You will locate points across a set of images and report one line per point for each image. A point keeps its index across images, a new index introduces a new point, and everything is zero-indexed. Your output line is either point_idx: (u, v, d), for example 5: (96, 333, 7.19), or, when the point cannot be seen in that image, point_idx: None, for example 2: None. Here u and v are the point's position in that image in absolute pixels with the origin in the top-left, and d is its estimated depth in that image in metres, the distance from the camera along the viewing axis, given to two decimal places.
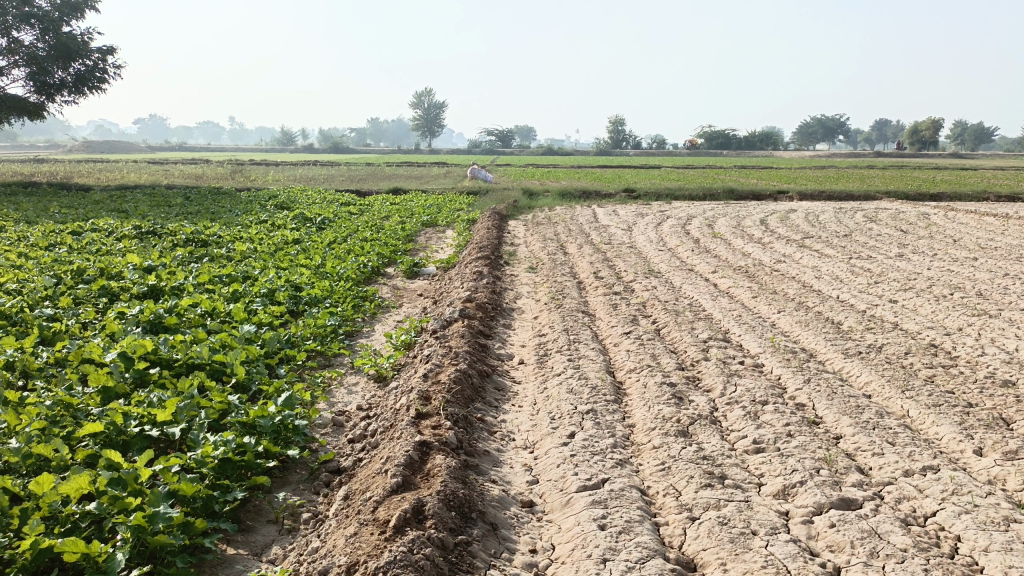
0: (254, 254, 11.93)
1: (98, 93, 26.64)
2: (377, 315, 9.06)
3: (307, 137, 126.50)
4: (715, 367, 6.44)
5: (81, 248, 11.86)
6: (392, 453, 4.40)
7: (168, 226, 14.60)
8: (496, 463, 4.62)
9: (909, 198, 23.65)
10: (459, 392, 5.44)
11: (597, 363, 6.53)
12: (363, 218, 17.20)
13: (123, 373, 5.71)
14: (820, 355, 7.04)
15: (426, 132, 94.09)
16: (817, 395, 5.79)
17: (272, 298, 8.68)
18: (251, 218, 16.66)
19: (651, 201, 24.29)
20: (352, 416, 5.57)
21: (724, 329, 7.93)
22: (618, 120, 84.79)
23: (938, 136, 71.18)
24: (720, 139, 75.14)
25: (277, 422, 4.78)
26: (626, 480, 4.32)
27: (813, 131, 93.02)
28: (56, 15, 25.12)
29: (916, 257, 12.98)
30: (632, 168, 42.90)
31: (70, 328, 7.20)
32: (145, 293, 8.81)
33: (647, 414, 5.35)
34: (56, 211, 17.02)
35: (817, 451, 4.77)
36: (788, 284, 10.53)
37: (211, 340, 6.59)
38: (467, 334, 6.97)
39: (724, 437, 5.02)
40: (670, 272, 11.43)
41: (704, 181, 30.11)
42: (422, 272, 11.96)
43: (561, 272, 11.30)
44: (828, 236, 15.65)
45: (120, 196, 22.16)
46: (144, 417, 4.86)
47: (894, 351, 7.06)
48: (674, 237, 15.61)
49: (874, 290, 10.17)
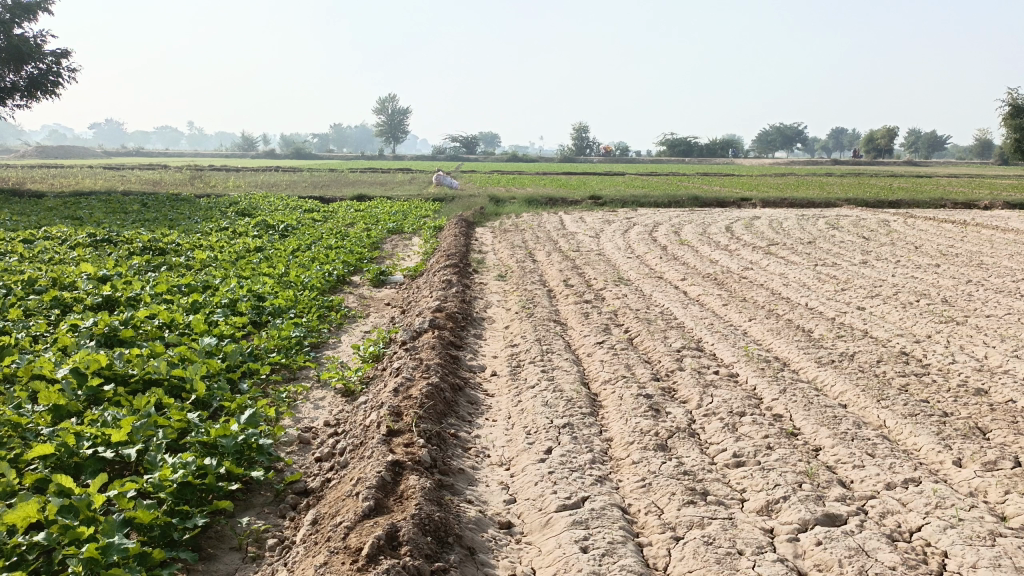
0: (215, 263, 11.58)
1: (53, 97, 25.92)
2: (343, 325, 8.84)
3: (269, 142, 124.86)
4: (690, 377, 6.35)
5: (33, 257, 11.41)
6: (362, 474, 4.20)
7: (125, 234, 14.16)
8: (471, 482, 4.45)
9: (868, 205, 24.00)
10: (431, 407, 5.26)
11: (571, 374, 6.39)
12: (328, 226, 16.90)
13: (75, 391, 5.42)
14: (793, 364, 7.00)
15: (390, 137, 93.69)
16: (794, 406, 5.72)
17: (234, 308, 8.41)
18: (211, 225, 16.26)
19: (617, 207, 24.31)
20: (319, 433, 5.36)
21: (697, 338, 7.85)
22: (582, 127, 85.12)
23: (894, 144, 72.82)
24: (682, 146, 75.89)
25: (240, 441, 4.55)
26: (607, 498, 4.18)
27: (773, 139, 94.70)
28: (8, 17, 24.37)
29: (879, 263, 13.10)
30: (597, 174, 43.15)
31: (20, 342, 6.86)
32: (99, 304, 8.47)
33: (624, 427, 5.23)
34: (7, 219, 16.43)
35: (798, 465, 4.68)
36: (757, 291, 10.52)
37: (170, 354, 6.31)
38: (438, 346, 6.78)
39: (704, 451, 4.91)
40: (640, 280, 11.37)
41: (668, 188, 30.28)
42: (389, 281, 11.73)
43: (531, 280, 11.17)
44: (793, 243, 15.76)
45: (74, 203, 21.50)
46: (98, 438, 4.59)
47: (867, 360, 7.04)
48: (642, 244, 15.59)
49: (841, 297, 10.20)
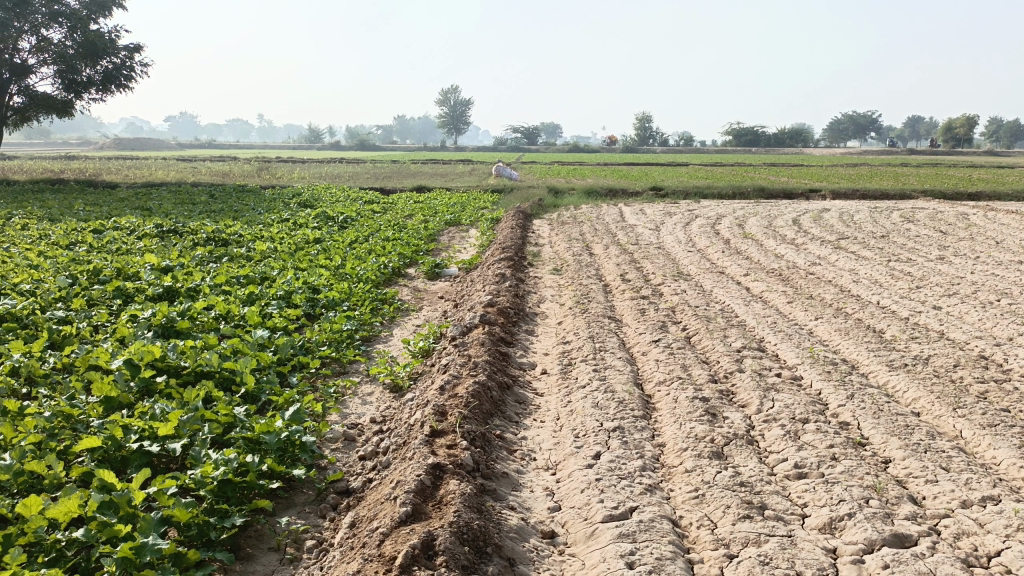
0: (274, 254, 11.71)
1: (126, 91, 26.72)
2: (396, 318, 8.80)
3: (335, 133, 126.94)
4: (750, 380, 6.06)
5: (102, 247, 11.74)
6: (402, 477, 4.09)
7: (190, 225, 14.46)
8: (515, 486, 4.30)
9: (946, 197, 22.89)
10: (476, 406, 5.12)
11: (624, 374, 6.17)
12: (386, 217, 16.97)
13: (128, 382, 5.46)
14: (862, 367, 6.62)
15: (452, 128, 94.18)
16: (862, 413, 5.39)
17: (289, 300, 8.43)
18: (273, 217, 16.48)
19: (679, 199, 23.79)
20: (365, 430, 5.28)
21: (759, 337, 7.52)
22: (646, 117, 83.86)
23: (974, 133, 69.67)
24: (748, 136, 74.03)
25: (283, 438, 4.48)
26: (656, 509, 3.97)
27: (845, 128, 91.74)
28: (84, 13, 25.22)
29: (958, 260, 12.41)
30: (659, 166, 42.46)
31: (81, 332, 6.99)
32: (160, 295, 8.60)
33: (678, 432, 5.00)
34: (81, 209, 16.98)
35: (865, 478, 4.38)
36: (824, 288, 10.07)
37: (222, 347, 6.33)
38: (487, 342, 6.65)
39: (762, 460, 4.65)
40: (700, 275, 11.03)
41: (733, 180, 29.49)
42: (443, 274, 11.65)
43: (587, 274, 10.94)
44: (864, 237, 15.10)
45: (146, 193, 22.16)
46: (145, 431, 4.60)
47: (942, 364, 6.61)
48: (704, 238, 15.16)
49: (915, 295, 9.67)
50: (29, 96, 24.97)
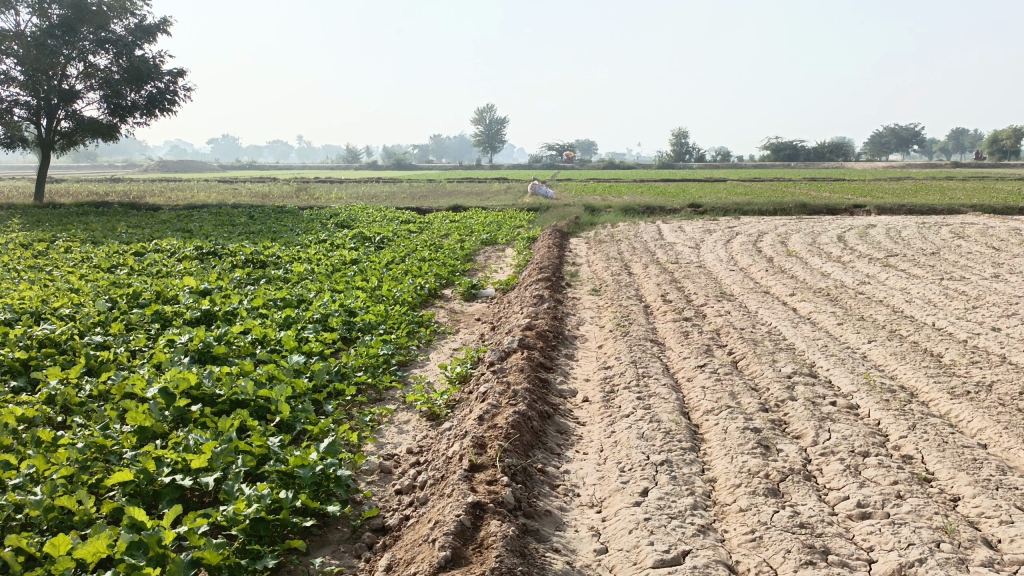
0: (311, 276, 11.69)
1: (169, 115, 27.21)
2: (432, 341, 8.65)
3: (371, 154, 128.43)
4: (804, 409, 5.75)
5: (142, 270, 11.84)
6: (441, 516, 3.89)
7: (229, 246, 14.55)
8: (559, 526, 4.08)
9: (996, 212, 22.19)
10: (517, 438, 4.91)
11: (670, 403, 5.91)
12: (422, 237, 16.92)
13: (163, 411, 5.38)
14: (922, 395, 6.28)
15: (488, 147, 94.60)
16: (926, 446, 5.07)
17: (325, 324, 8.34)
18: (311, 238, 16.54)
19: (718, 216, 23.41)
20: (402, 462, 5.11)
21: (810, 362, 7.21)
22: (682, 132, 83.36)
23: (1020, 145, 67.96)
24: (786, 151, 73.17)
25: (318, 472, 4.32)
26: (710, 553, 3.72)
27: (886, 141, 90.14)
28: (130, 40, 25.85)
29: (1014, 278, 11.90)
30: (697, 182, 42.14)
31: (119, 357, 6.97)
32: (198, 319, 8.58)
33: (729, 466, 4.74)
34: (124, 232, 17.22)
35: (934, 519, 4.08)
36: (876, 309, 9.70)
37: (258, 373, 6.22)
38: (527, 368, 6.46)
39: (821, 498, 4.37)
40: (744, 295, 10.71)
41: (774, 196, 28.97)
42: (480, 295, 11.52)
43: (627, 295, 10.70)
44: (914, 254, 14.61)
45: (187, 215, 22.49)
46: (177, 464, 4.50)
47: (1008, 391, 6.24)
48: (746, 256, 14.82)
49: (972, 316, 9.25)
50: (76, 121, 25.55)
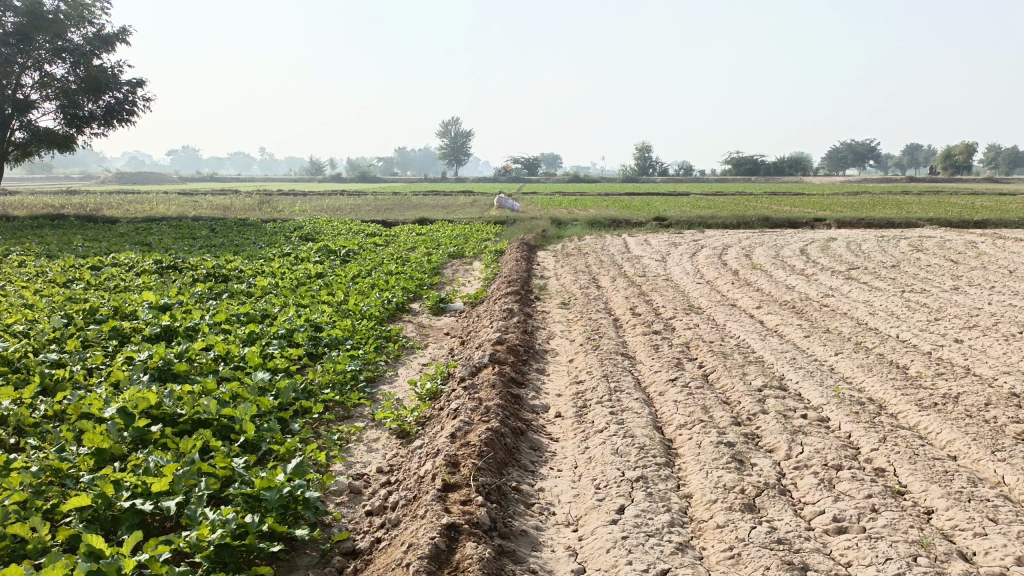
0: (276, 290, 11.47)
1: (128, 125, 26.66)
2: (401, 356, 8.52)
3: (334, 167, 127.49)
4: (776, 422, 5.75)
5: (100, 284, 11.51)
6: (414, 538, 3.78)
7: (190, 260, 14.23)
8: (535, 546, 4.00)
9: (952, 225, 22.72)
10: (490, 456, 4.82)
11: (643, 418, 5.87)
12: (388, 250, 16.76)
13: (121, 431, 5.18)
14: (890, 407, 6.33)
15: (453, 160, 94.56)
16: (897, 459, 5.08)
17: (291, 339, 8.17)
18: (274, 251, 16.28)
19: (683, 229, 23.60)
20: (372, 481, 4.98)
21: (780, 375, 7.23)
22: (645, 147, 84.28)
23: (972, 160, 69.93)
24: (747, 165, 74.36)
25: (285, 494, 4.17)
26: (689, 572, 3.66)
27: (843, 156, 92.15)
28: (87, 49, 25.34)
29: (973, 290, 12.15)
30: (661, 195, 42.57)
31: (75, 376, 6.73)
32: (158, 335, 8.33)
33: (705, 481, 4.70)
34: (80, 245, 16.76)
35: (909, 533, 4.07)
36: (841, 321, 9.80)
37: (221, 392, 6.03)
38: (498, 384, 6.37)
39: (797, 513, 4.35)
40: (712, 308, 10.77)
41: (737, 209, 29.36)
42: (449, 308, 11.41)
43: (596, 308, 10.68)
44: (875, 267, 14.85)
45: (146, 228, 22.01)
46: (137, 487, 4.32)
47: (974, 402, 6.32)
48: (712, 268, 14.93)
49: (934, 328, 9.39)
50: (31, 132, 24.91)
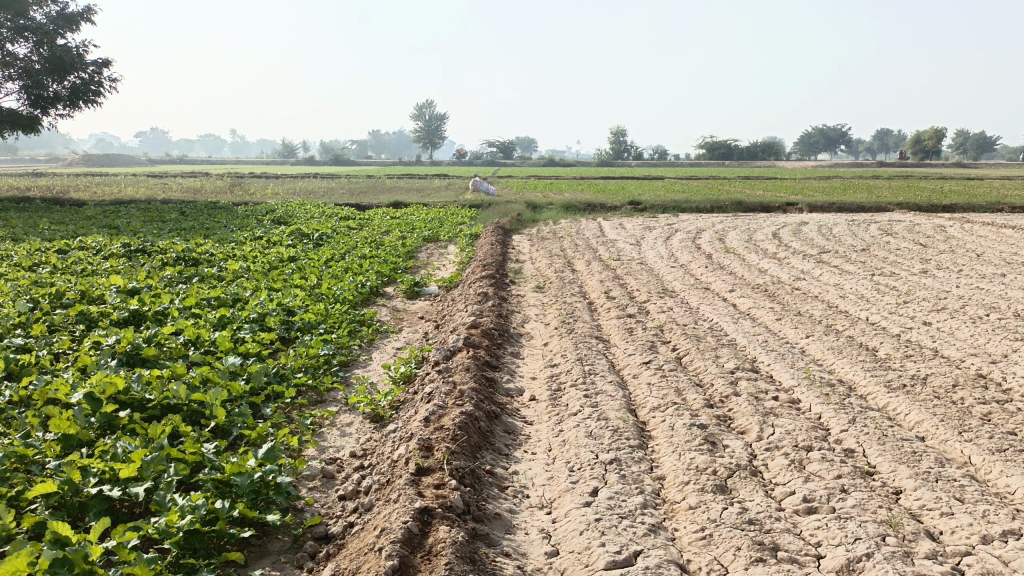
0: (247, 274, 11.34)
1: (94, 106, 26.09)
2: (375, 340, 8.47)
3: (307, 149, 126.08)
4: (748, 404, 5.81)
5: (66, 268, 11.30)
6: (387, 523, 3.77)
7: (159, 243, 14.00)
8: (508, 529, 4.00)
9: (921, 209, 23.04)
10: (464, 440, 4.80)
11: (617, 400, 5.89)
12: (362, 234, 16.63)
13: (88, 417, 5.09)
14: (860, 388, 6.41)
15: (427, 143, 93.91)
16: (866, 439, 5.16)
17: (263, 323, 8.08)
18: (246, 234, 16.08)
19: (657, 213, 23.69)
20: (345, 466, 4.95)
21: (752, 357, 7.30)
22: (620, 130, 84.32)
23: (941, 145, 70.89)
24: (721, 150, 74.77)
25: (256, 479, 4.13)
26: (662, 553, 3.69)
27: (816, 141, 92.97)
28: (51, 28, 24.75)
29: (941, 273, 12.33)
30: (636, 179, 42.69)
31: (41, 361, 6.60)
32: (127, 319, 8.20)
33: (677, 463, 4.73)
34: (46, 228, 16.43)
35: (878, 513, 4.14)
36: (812, 304, 9.91)
37: (191, 376, 5.95)
38: (473, 367, 6.35)
39: (768, 493, 4.40)
40: (686, 292, 10.83)
41: (711, 193, 29.53)
42: (423, 292, 11.36)
43: (570, 292, 10.69)
44: (846, 251, 15.03)
45: (114, 211, 21.60)
46: (105, 473, 4.25)
47: (942, 384, 6.42)
48: (686, 252, 15.02)
49: (903, 311, 9.53)
50: None
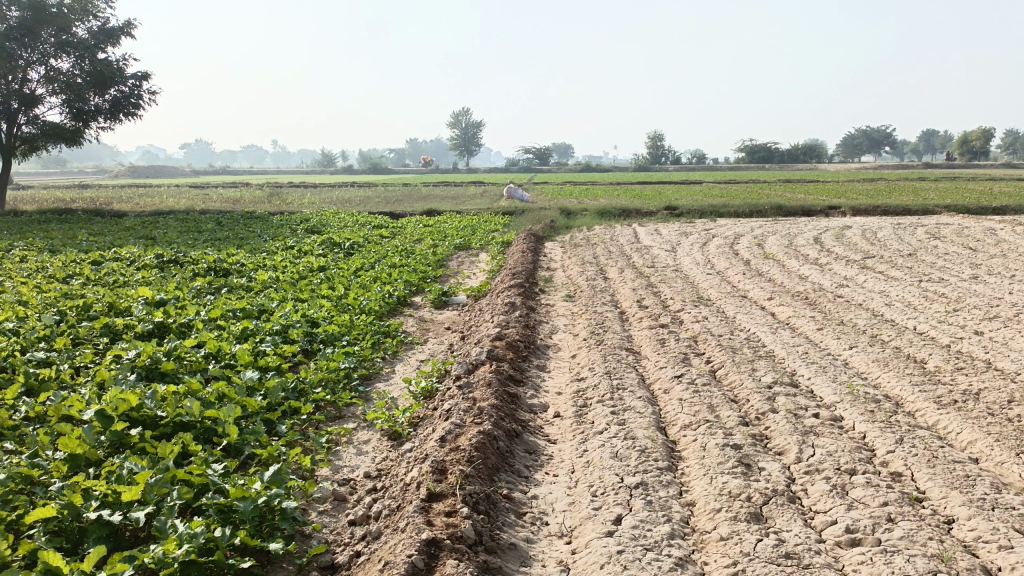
0: (276, 284, 11.27)
1: (134, 119, 26.54)
2: (399, 352, 8.29)
3: (345, 158, 127.49)
4: (786, 423, 5.46)
5: (98, 280, 11.34)
6: (392, 556, 3.54)
7: (191, 254, 14.02)
8: (524, 562, 3.75)
9: (970, 212, 22.20)
10: (480, 462, 4.56)
11: (646, 418, 5.58)
12: (394, 242, 16.53)
13: (98, 436, 4.95)
14: (907, 405, 6.01)
15: (464, 150, 94.09)
16: (915, 462, 4.79)
17: (285, 335, 7.93)
18: (277, 244, 16.08)
19: (694, 218, 23.23)
20: (358, 488, 4.74)
21: (791, 370, 6.92)
22: (657, 135, 83.54)
23: (990, 146, 68.78)
24: (760, 153, 73.56)
25: (260, 505, 3.94)
26: None
27: (859, 143, 91.06)
28: (93, 43, 25.18)
29: (992, 279, 11.75)
30: (673, 184, 42.09)
31: (61, 375, 6.52)
32: (150, 332, 8.12)
33: (709, 488, 4.42)
34: (84, 239, 16.62)
35: (928, 545, 3.78)
36: (856, 313, 9.47)
37: (207, 391, 5.79)
38: (495, 382, 6.11)
39: (807, 523, 4.06)
40: (722, 300, 10.46)
41: (749, 198, 28.90)
42: (451, 302, 11.18)
43: (602, 301, 10.40)
44: (891, 255, 14.46)
45: (152, 222, 21.86)
46: (107, 496, 4.09)
47: (997, 399, 5.99)
48: (723, 259, 14.60)
49: (953, 319, 9.04)
50: (39, 127, 24.83)
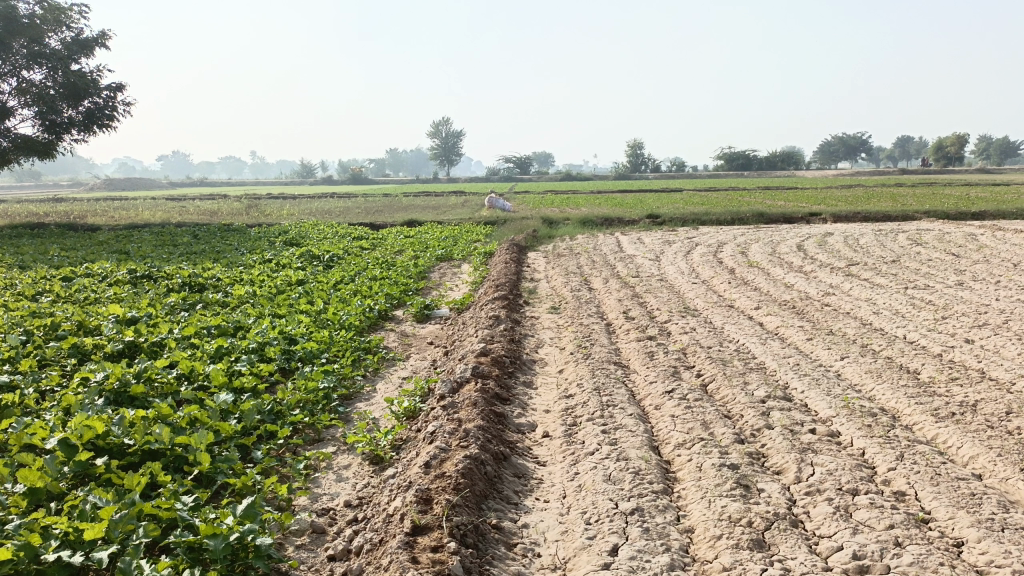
0: (253, 299, 10.97)
1: (109, 131, 26.08)
2: (380, 369, 8.04)
3: (324, 169, 126.88)
4: (783, 440, 5.27)
5: (69, 297, 10.98)
6: None
7: (166, 268, 13.67)
8: None
9: (949, 217, 22.28)
10: (468, 490, 4.33)
11: (638, 437, 5.38)
12: (374, 254, 16.26)
13: (61, 467, 4.66)
14: (905, 418, 5.85)
15: (444, 160, 93.83)
16: (918, 480, 4.61)
17: (262, 353, 7.65)
18: (255, 257, 15.75)
19: (676, 226, 23.16)
20: (338, 519, 4.49)
21: (783, 384, 6.75)
22: (637, 143, 83.81)
23: (964, 151, 69.57)
24: (739, 160, 73.95)
25: (233, 541, 3.69)
26: None
27: (835, 149, 91.93)
28: (66, 54, 24.74)
29: (978, 285, 11.69)
30: (654, 192, 42.16)
31: (24, 400, 6.20)
32: (121, 352, 7.81)
33: (707, 513, 4.22)
34: (55, 255, 16.17)
35: (939, 572, 3.60)
36: (844, 322, 9.34)
37: (178, 416, 5.50)
38: (481, 402, 5.88)
39: (812, 549, 3.87)
40: (709, 310, 10.30)
41: (730, 205, 28.96)
42: (434, 315, 10.94)
43: (587, 312, 10.20)
44: (875, 262, 14.41)
45: (128, 236, 21.44)
46: (67, 535, 3.80)
47: (995, 411, 5.85)
48: (707, 267, 14.48)
49: (943, 327, 8.92)
50: (11, 140, 24.31)
